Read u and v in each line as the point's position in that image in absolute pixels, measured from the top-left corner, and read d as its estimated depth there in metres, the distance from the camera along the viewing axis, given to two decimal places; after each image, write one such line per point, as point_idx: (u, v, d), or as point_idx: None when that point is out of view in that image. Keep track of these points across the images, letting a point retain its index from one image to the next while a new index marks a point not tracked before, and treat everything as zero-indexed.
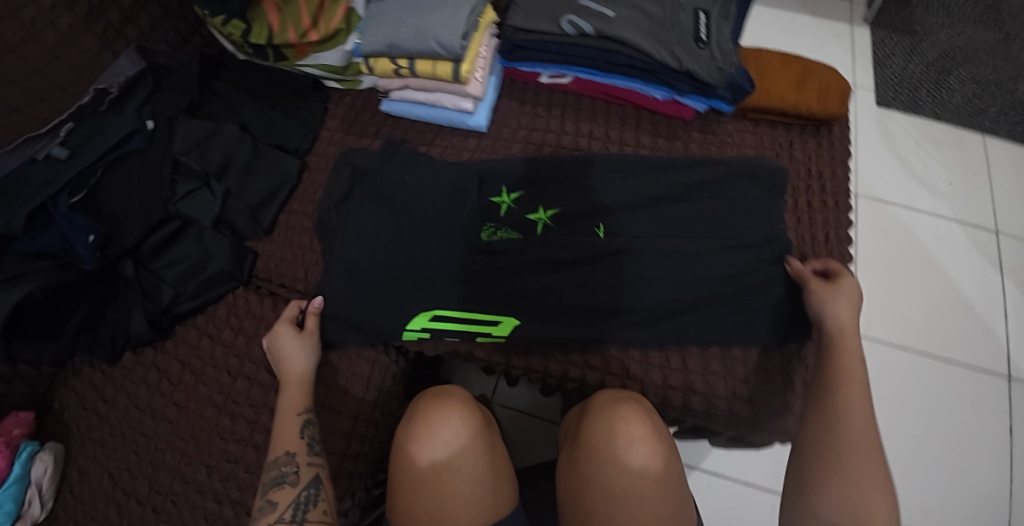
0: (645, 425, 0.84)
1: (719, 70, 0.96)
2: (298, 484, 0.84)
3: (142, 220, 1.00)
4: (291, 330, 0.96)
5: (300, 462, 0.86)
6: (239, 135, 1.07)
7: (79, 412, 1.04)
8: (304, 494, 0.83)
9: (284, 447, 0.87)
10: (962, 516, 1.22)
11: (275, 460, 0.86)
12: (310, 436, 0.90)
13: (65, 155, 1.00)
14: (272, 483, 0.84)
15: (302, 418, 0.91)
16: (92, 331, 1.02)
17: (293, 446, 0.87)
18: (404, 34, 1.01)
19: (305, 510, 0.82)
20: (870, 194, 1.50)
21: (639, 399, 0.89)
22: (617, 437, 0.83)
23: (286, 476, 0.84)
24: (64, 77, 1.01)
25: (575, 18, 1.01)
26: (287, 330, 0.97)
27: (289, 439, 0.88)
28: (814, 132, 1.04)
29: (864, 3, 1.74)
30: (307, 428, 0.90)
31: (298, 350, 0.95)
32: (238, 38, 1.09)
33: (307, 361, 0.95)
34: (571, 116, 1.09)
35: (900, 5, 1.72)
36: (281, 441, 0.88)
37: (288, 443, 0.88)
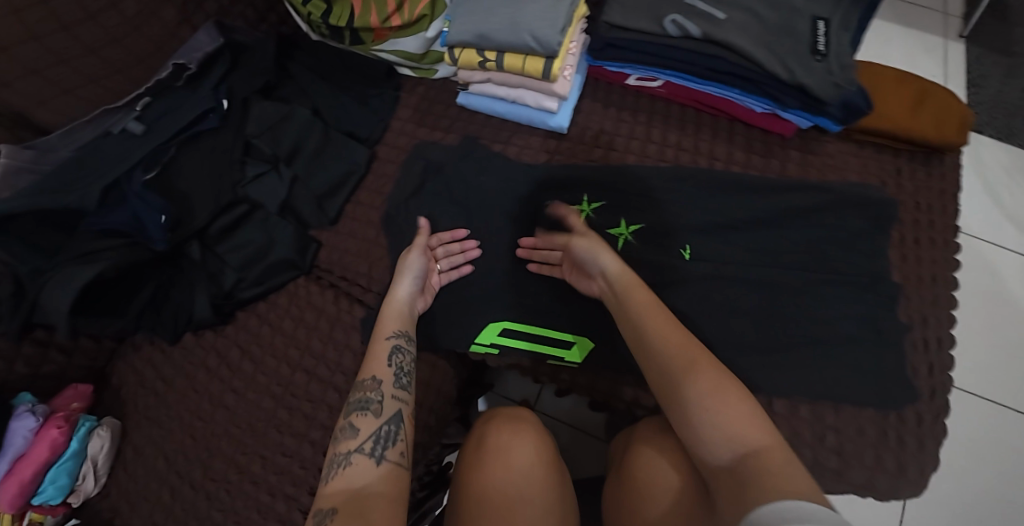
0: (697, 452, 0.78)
1: (835, 86, 0.89)
2: (380, 416, 0.76)
3: (212, 201, 0.98)
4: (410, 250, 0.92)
5: (385, 391, 0.79)
6: (311, 121, 1.04)
7: (138, 390, 1.04)
8: (385, 428, 0.75)
9: (372, 372, 0.80)
10: None
11: (361, 383, 0.80)
12: (399, 365, 0.82)
13: (140, 130, 0.98)
14: (355, 406, 0.78)
15: (392, 343, 0.84)
16: (156, 310, 1.00)
17: (381, 372, 0.80)
18: (496, 24, 0.96)
19: (385, 446, 0.73)
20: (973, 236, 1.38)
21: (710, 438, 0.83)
22: (686, 460, 0.75)
23: (368, 403, 0.77)
24: (143, 49, 0.98)
25: (680, 17, 0.94)
26: (405, 258, 0.91)
27: (377, 363, 0.81)
28: (924, 161, 0.96)
29: (960, 17, 1.62)
30: (397, 355, 0.83)
31: (407, 273, 0.89)
32: (317, 19, 1.05)
33: (407, 285, 0.89)
34: (659, 123, 1.02)
35: (1000, 22, 1.60)
36: (371, 366, 0.81)
37: (376, 368, 0.81)
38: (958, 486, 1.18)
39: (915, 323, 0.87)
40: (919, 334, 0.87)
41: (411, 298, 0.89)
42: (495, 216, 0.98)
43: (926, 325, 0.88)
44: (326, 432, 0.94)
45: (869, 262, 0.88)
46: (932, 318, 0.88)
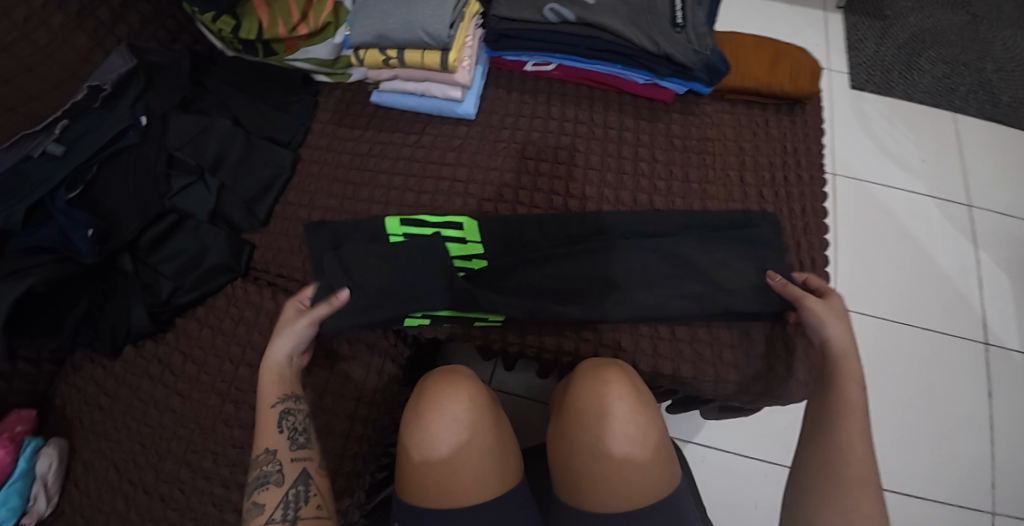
0: (620, 387, 0.87)
1: (694, 52, 1.00)
2: (283, 483, 0.87)
3: (139, 213, 1.02)
4: (294, 311, 0.97)
5: (280, 459, 0.89)
6: (232, 130, 1.09)
7: (83, 407, 1.05)
8: (292, 491, 0.87)
9: (264, 445, 0.90)
10: (958, 465, 1.35)
11: (256, 459, 0.89)
12: (291, 427, 0.92)
13: (61, 152, 1.01)
14: (257, 483, 0.88)
15: (277, 412, 0.92)
16: (92, 326, 1.03)
17: (272, 443, 0.90)
18: (392, 25, 1.04)
19: (295, 508, 0.86)
20: (851, 175, 1.62)
21: (620, 368, 0.91)
22: (616, 388, 0.87)
23: (269, 476, 0.88)
24: (57, 76, 1.02)
25: (557, 6, 1.05)
26: (292, 322, 0.96)
27: (269, 436, 0.90)
28: (788, 111, 1.08)
29: None
30: (287, 418, 0.92)
31: (290, 337, 0.94)
32: (228, 34, 1.12)
33: (286, 346, 0.94)
34: (556, 101, 1.12)
35: None
36: (262, 439, 0.90)
37: (268, 440, 0.90)
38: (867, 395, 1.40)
39: (792, 249, 0.98)
40: (797, 257, 0.98)
41: (289, 356, 0.94)
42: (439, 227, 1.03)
43: (801, 249, 0.98)
44: None
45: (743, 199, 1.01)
46: (807, 243, 0.98)
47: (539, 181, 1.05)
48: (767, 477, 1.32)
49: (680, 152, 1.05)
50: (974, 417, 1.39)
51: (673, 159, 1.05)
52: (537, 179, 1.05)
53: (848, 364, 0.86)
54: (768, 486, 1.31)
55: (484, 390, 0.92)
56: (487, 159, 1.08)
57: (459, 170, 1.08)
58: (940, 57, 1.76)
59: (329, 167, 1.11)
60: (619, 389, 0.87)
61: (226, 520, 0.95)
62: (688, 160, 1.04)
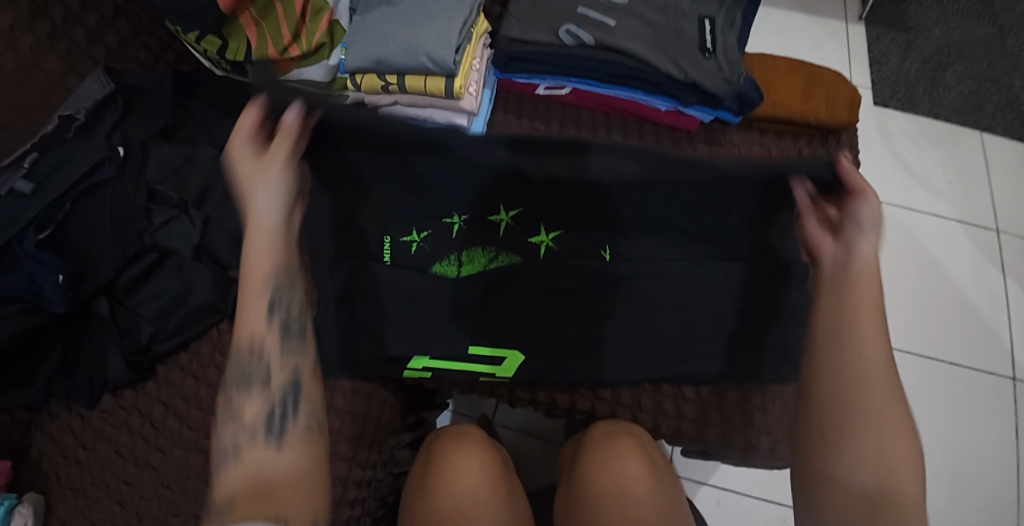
0: (638, 459, 0.82)
1: (724, 81, 0.92)
2: (269, 385, 0.70)
3: (116, 253, 0.93)
4: (248, 153, 0.71)
5: (269, 366, 0.70)
6: (219, 159, 1.01)
7: (58, 460, 0.97)
8: (280, 395, 0.70)
9: (224, 444, 0.67)
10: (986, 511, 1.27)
11: (238, 351, 0.70)
12: (285, 304, 0.72)
13: (30, 189, 0.92)
14: (236, 364, 0.70)
15: (252, 341, 0.70)
16: (67, 376, 0.94)
17: (255, 322, 0.70)
18: (392, 49, 0.95)
19: (286, 418, 0.69)
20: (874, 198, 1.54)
21: (637, 440, 0.86)
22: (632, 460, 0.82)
23: (255, 351, 0.70)
24: (27, 103, 0.94)
25: (574, 27, 0.96)
26: (267, 164, 0.71)
27: (252, 319, 0.71)
28: (821, 141, 1.00)
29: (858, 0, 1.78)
30: (277, 308, 0.72)
31: (263, 194, 0.69)
32: (213, 55, 1.02)
33: (276, 196, 0.70)
34: (570, 129, 1.04)
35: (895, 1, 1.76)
36: (245, 313, 0.71)
37: (253, 322, 0.71)
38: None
39: None
40: None
41: (280, 222, 0.71)
42: (415, 234, 0.96)
43: None
44: None
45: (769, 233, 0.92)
46: None
47: None
48: (785, 522, 1.25)
49: None
50: (1001, 459, 1.31)
51: None
52: None
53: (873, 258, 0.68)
54: None
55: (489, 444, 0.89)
56: None
57: None
58: (967, 71, 1.67)
59: None
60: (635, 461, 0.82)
61: None
62: None
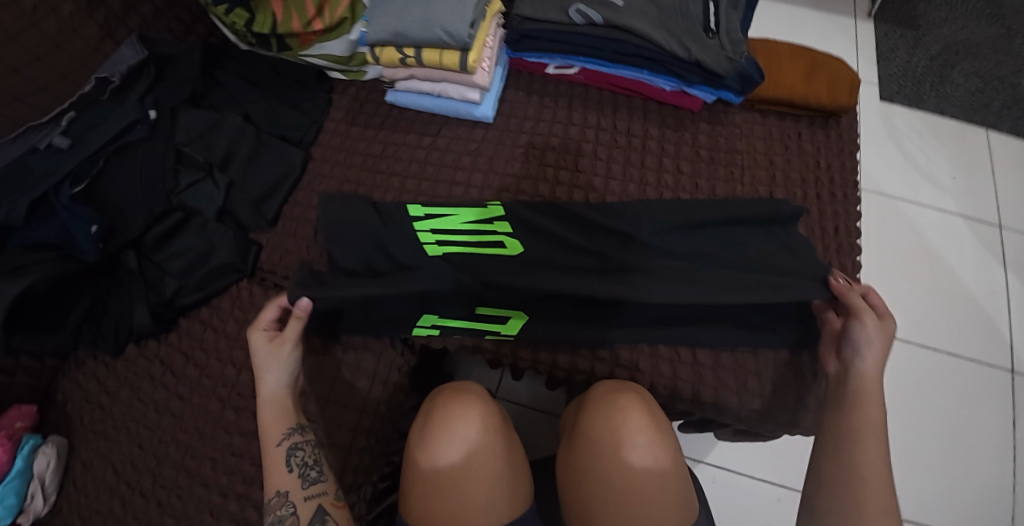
0: (642, 413, 0.85)
1: (727, 59, 0.96)
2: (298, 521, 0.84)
3: (145, 210, 0.99)
4: (263, 341, 0.90)
5: (295, 498, 0.85)
6: (243, 126, 1.07)
7: (83, 404, 1.02)
8: None
9: (275, 487, 0.86)
10: (978, 499, 1.29)
11: (269, 502, 0.85)
12: (301, 461, 0.88)
13: (67, 144, 0.99)
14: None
15: (286, 447, 0.88)
16: (95, 323, 1.00)
17: (281, 485, 0.85)
18: (411, 22, 1.01)
19: None
20: (877, 190, 1.57)
21: (639, 391, 0.89)
22: (637, 416, 0.84)
23: (283, 518, 0.84)
24: (65, 66, 1.00)
25: (583, 7, 1.01)
26: (274, 351, 0.89)
27: (279, 477, 0.86)
28: (822, 124, 1.04)
29: None
30: (295, 454, 0.88)
31: (273, 370, 0.89)
32: (242, 28, 1.08)
33: (284, 376, 0.89)
34: (578, 106, 1.08)
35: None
36: (272, 481, 0.86)
37: (278, 482, 0.86)
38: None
39: None
40: None
41: (284, 387, 0.90)
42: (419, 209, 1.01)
43: (832, 271, 0.94)
44: None
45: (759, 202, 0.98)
46: (839, 265, 0.95)
47: (558, 189, 1.02)
48: (780, 502, 1.27)
49: (707, 164, 1.01)
50: (997, 448, 1.32)
51: (699, 171, 1.01)
52: (557, 188, 1.02)
53: (870, 390, 0.79)
54: (781, 511, 1.26)
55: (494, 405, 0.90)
56: (504, 164, 1.05)
57: (474, 175, 1.05)
58: (974, 70, 1.70)
59: (341, 168, 1.09)
60: (639, 416, 0.84)
61: None
62: (715, 173, 1.01)
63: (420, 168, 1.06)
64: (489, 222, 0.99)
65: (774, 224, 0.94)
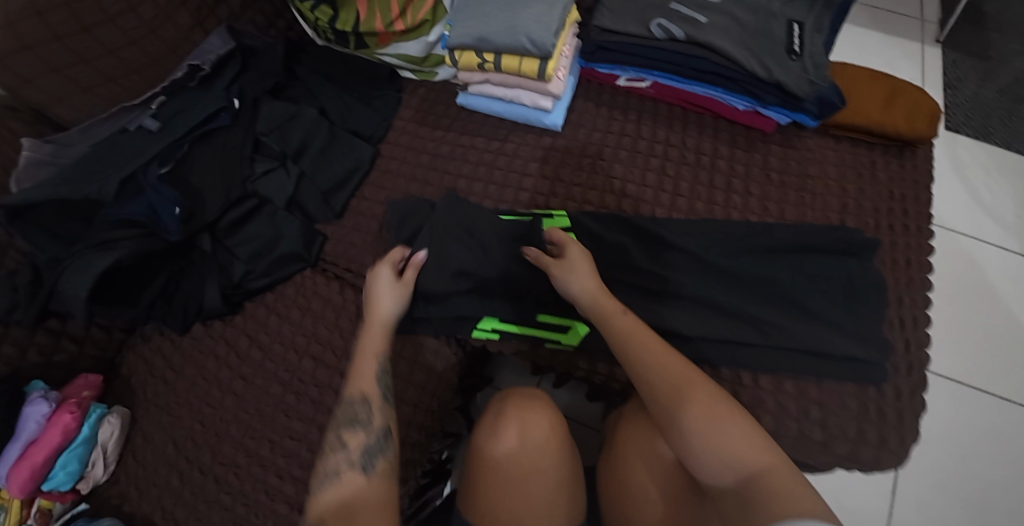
0: None
1: (809, 82, 0.95)
2: (370, 431, 0.82)
3: (223, 194, 1.02)
4: (390, 273, 0.94)
5: (373, 406, 0.84)
6: (318, 120, 1.10)
7: (147, 378, 1.05)
8: (373, 442, 0.81)
9: (360, 387, 0.85)
10: None
11: (349, 400, 0.84)
12: (387, 386, 0.88)
13: (156, 127, 1.02)
14: (344, 422, 0.83)
15: (379, 364, 0.88)
16: (167, 301, 1.04)
17: (368, 389, 0.85)
18: (493, 27, 1.02)
19: (373, 458, 0.80)
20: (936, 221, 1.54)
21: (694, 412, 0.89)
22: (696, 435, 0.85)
23: (358, 418, 0.83)
24: (157, 50, 1.04)
25: (665, 21, 1.01)
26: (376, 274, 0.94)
27: (366, 381, 0.86)
28: (897, 154, 1.03)
29: (937, 24, 1.79)
30: (384, 374, 0.88)
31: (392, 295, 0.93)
32: (324, 24, 1.11)
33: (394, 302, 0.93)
34: (648, 120, 1.08)
35: (975, 30, 1.77)
36: (358, 382, 0.86)
37: (364, 385, 0.85)
38: (924, 456, 1.32)
39: (893, 303, 0.93)
40: (896, 312, 0.93)
41: (393, 319, 0.92)
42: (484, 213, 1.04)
43: (902, 305, 0.93)
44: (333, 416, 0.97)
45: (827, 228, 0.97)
46: (908, 298, 0.94)
47: (624, 202, 1.02)
48: None
49: (777, 187, 1.01)
50: None
51: (768, 194, 1.00)
52: (623, 201, 1.03)
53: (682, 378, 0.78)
54: None
55: (581, 256, 0.91)
56: (571, 174, 1.06)
57: (540, 183, 1.06)
58: None
59: (409, 167, 1.11)
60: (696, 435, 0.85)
61: (276, 511, 0.94)
62: (785, 197, 1.00)
63: (487, 172, 1.08)
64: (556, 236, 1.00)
65: (843, 254, 0.93)
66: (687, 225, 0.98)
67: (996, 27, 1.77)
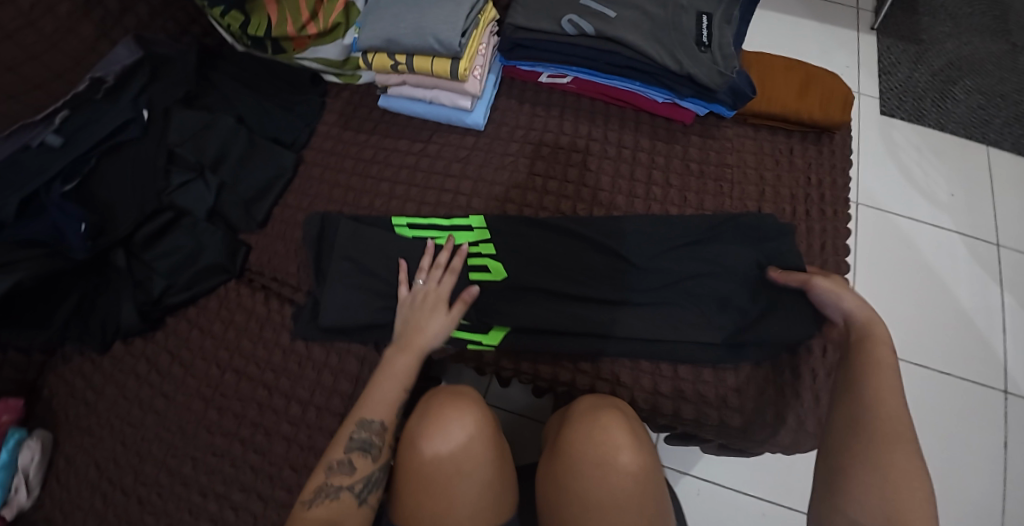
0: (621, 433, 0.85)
1: (719, 74, 0.95)
2: (377, 461, 0.83)
3: (136, 210, 1.00)
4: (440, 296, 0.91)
5: (388, 439, 0.84)
6: (235, 128, 1.08)
7: (68, 400, 1.03)
8: (377, 474, 0.83)
9: (382, 415, 0.84)
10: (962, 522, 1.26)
11: (367, 424, 0.83)
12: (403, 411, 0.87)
13: (59, 142, 1.00)
14: (356, 446, 0.82)
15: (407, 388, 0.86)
16: (82, 320, 1.00)
17: (389, 418, 0.84)
18: (403, 29, 1.01)
19: (371, 490, 0.82)
20: (873, 204, 1.56)
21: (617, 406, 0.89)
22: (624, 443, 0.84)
23: (369, 445, 0.83)
24: (62, 65, 1.01)
25: (576, 17, 1.00)
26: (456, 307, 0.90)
27: (384, 408, 0.84)
28: (814, 140, 1.04)
29: (871, 11, 1.81)
30: (405, 402, 0.87)
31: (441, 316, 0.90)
32: (237, 30, 1.10)
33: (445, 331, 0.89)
34: (569, 116, 1.08)
35: (907, 14, 1.80)
36: (375, 408, 0.84)
37: (383, 412, 0.84)
38: None
39: None
40: None
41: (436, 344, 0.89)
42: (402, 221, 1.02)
43: None
44: (258, 429, 0.96)
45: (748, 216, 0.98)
46: None
47: (547, 199, 1.02)
48: (764, 517, 1.24)
49: (697, 178, 1.01)
50: (985, 469, 1.30)
51: (688, 185, 1.01)
52: (545, 198, 1.02)
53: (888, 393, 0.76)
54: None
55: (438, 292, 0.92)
56: (494, 173, 1.05)
57: (464, 183, 1.05)
58: (977, 86, 1.69)
59: (332, 172, 1.09)
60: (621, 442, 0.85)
61: None
62: (705, 187, 1.00)
63: (411, 174, 1.07)
64: (474, 244, 0.99)
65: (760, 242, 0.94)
66: (608, 222, 0.98)
67: (928, 10, 1.80)
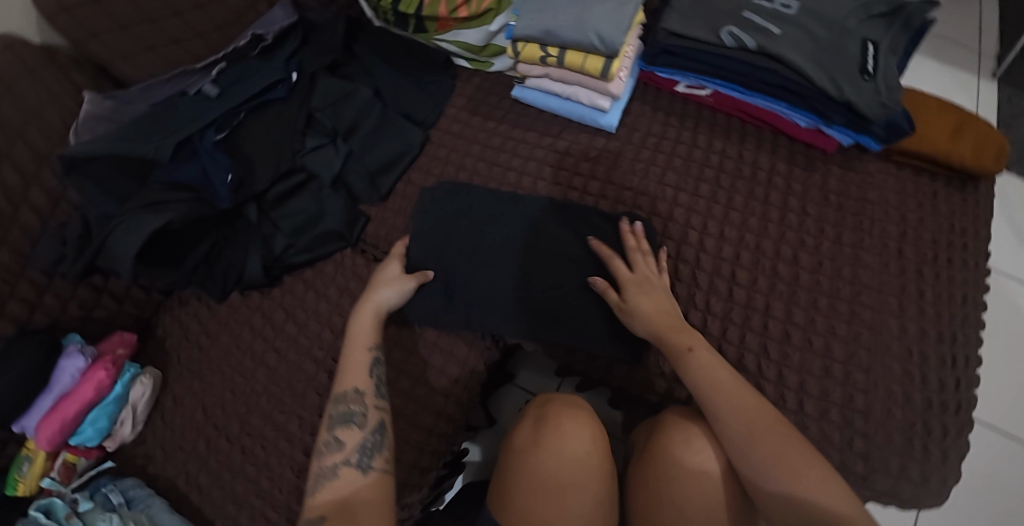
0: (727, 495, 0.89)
1: (881, 105, 0.93)
2: (363, 427, 0.84)
3: (273, 166, 1.02)
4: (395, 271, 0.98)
5: (367, 403, 0.86)
6: (372, 101, 1.09)
7: (181, 341, 1.06)
8: (368, 439, 0.83)
9: (353, 384, 0.87)
10: None
11: (344, 395, 0.86)
12: (377, 375, 0.89)
13: (214, 94, 1.03)
14: (339, 420, 0.84)
15: (372, 355, 0.90)
16: (209, 267, 1.03)
17: (361, 384, 0.87)
18: (562, 23, 1.01)
19: (370, 456, 0.82)
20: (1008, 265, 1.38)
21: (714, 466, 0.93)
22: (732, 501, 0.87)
23: (352, 416, 0.84)
24: (223, 17, 1.07)
25: (736, 29, 0.98)
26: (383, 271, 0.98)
27: (357, 374, 0.87)
28: (959, 187, 1.01)
29: (994, 58, 1.73)
30: (376, 366, 0.90)
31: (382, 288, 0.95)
32: (387, 5, 1.12)
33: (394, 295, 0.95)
34: (704, 130, 1.07)
35: None
36: (349, 378, 0.87)
37: (357, 380, 0.87)
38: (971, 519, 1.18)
39: (946, 339, 0.91)
40: (949, 350, 0.90)
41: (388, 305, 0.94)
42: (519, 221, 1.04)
43: (955, 342, 0.91)
44: None
45: (885, 256, 0.95)
46: (963, 337, 0.91)
47: (676, 210, 1.01)
48: None
49: (835, 210, 0.99)
50: None
51: (825, 215, 0.98)
52: (674, 209, 1.01)
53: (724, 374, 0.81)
54: None
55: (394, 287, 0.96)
56: (623, 176, 1.04)
57: (590, 184, 1.05)
58: None
59: (457, 155, 1.10)
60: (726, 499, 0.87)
61: (302, 488, 0.93)
62: (843, 220, 0.98)
63: (537, 169, 1.07)
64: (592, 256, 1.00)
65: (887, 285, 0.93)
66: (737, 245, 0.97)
67: None
